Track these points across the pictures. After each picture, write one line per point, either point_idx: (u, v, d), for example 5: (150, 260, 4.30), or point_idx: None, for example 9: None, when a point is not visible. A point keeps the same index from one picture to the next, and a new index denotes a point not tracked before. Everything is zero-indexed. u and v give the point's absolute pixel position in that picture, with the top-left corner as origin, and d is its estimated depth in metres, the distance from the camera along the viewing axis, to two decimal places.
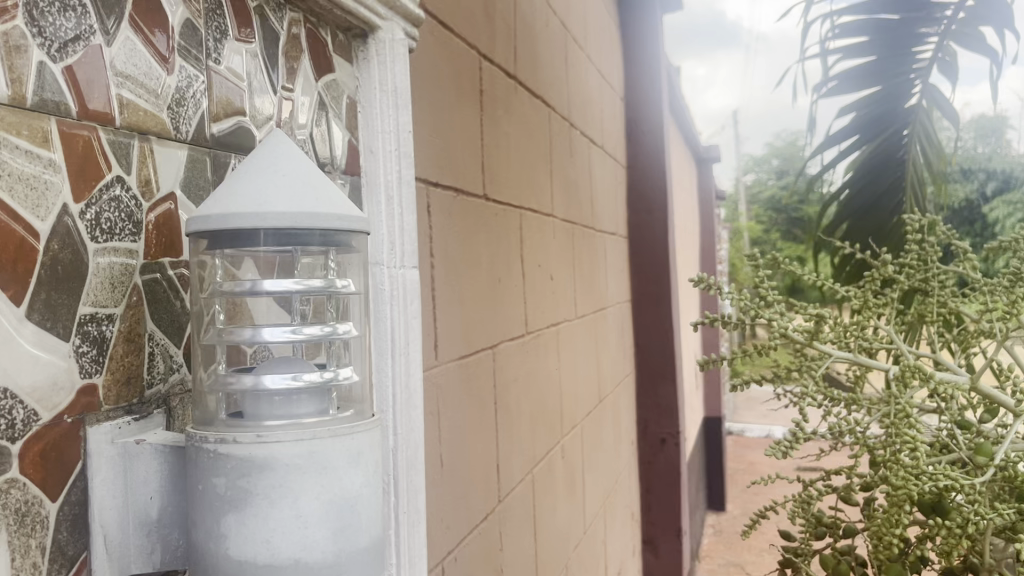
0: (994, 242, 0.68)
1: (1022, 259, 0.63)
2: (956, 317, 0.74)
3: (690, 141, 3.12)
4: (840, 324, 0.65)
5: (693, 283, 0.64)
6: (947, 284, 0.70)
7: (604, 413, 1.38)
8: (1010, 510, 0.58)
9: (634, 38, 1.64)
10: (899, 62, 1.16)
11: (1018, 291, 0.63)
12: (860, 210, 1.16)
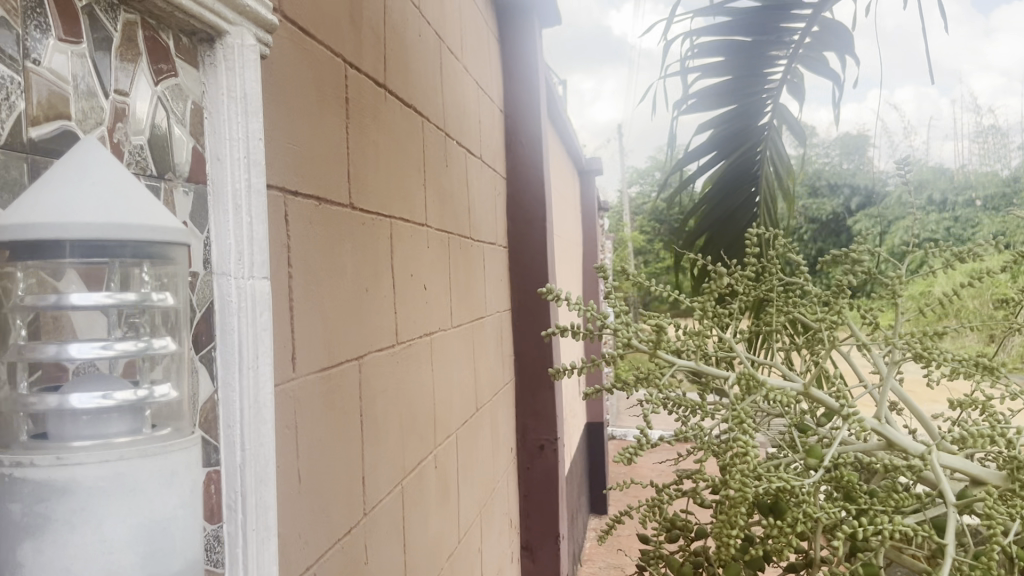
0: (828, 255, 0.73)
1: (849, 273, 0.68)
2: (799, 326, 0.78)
3: (572, 153, 3.21)
4: (684, 335, 0.69)
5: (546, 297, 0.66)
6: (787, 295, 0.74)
7: (481, 422, 1.39)
8: (836, 508, 0.62)
9: (514, 50, 1.66)
10: (752, 83, 1.36)
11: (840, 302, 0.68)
12: (720, 218, 1.35)
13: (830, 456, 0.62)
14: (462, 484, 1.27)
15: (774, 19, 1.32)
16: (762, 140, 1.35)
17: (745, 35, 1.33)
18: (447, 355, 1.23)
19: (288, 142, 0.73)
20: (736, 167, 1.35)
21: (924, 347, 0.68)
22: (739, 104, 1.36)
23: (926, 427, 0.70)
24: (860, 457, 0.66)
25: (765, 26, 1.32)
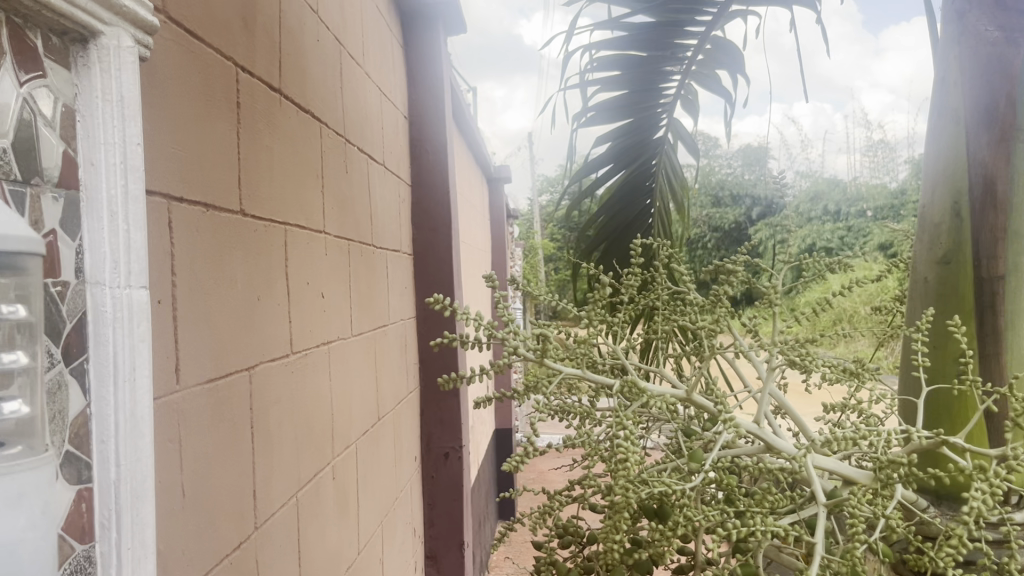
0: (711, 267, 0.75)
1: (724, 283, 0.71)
2: (683, 334, 0.80)
3: (480, 161, 3.22)
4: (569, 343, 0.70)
5: None
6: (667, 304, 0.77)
7: (383, 431, 1.37)
8: (716, 511, 0.64)
9: (417, 58, 1.66)
10: (647, 96, 1.40)
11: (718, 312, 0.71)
12: (618, 227, 1.42)
13: (711, 460, 0.64)
14: (362, 494, 1.25)
15: (670, 35, 1.35)
16: (656, 152, 1.41)
17: (643, 49, 1.36)
18: (346, 364, 1.21)
19: (170, 148, 0.71)
20: (632, 178, 1.42)
21: (800, 354, 0.70)
22: (636, 117, 1.41)
23: (802, 430, 0.72)
24: (740, 460, 0.68)
25: (661, 41, 1.35)
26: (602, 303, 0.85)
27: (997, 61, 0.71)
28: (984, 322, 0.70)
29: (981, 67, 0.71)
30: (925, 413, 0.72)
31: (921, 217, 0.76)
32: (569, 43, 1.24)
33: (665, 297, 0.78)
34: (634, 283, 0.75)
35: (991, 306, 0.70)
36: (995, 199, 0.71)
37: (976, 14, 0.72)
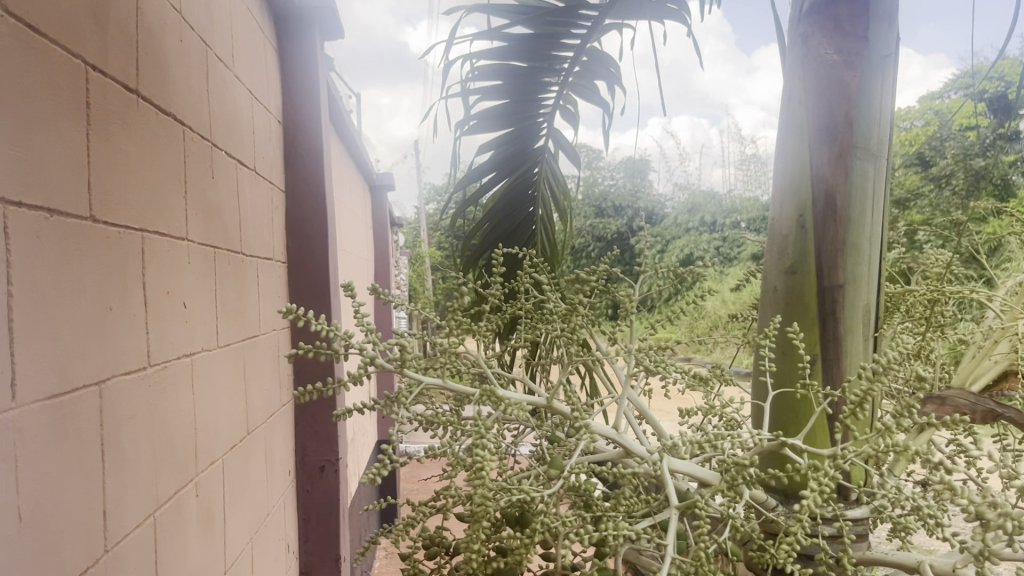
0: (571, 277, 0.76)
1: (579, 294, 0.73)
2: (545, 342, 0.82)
3: (363, 169, 3.19)
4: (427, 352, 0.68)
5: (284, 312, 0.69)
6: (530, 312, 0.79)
7: (253, 445, 1.33)
8: (573, 516, 0.65)
9: (292, 63, 1.63)
10: (527, 106, 1.41)
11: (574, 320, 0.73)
12: (501, 237, 1.43)
13: (570, 466, 0.65)
14: (229, 511, 1.20)
15: (547, 47, 1.35)
16: (538, 161, 1.43)
17: (522, 60, 1.36)
18: (211, 377, 1.16)
19: (9, 147, 0.67)
20: (514, 187, 1.43)
21: (655, 362, 0.73)
22: (517, 127, 1.42)
23: (659, 434, 0.74)
24: (598, 466, 0.69)
25: (539, 53, 1.36)
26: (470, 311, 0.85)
27: (835, 85, 0.74)
28: (827, 329, 0.75)
29: (822, 87, 0.75)
30: (773, 415, 0.76)
31: (772, 229, 0.81)
32: (448, 53, 1.22)
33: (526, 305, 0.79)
34: (496, 292, 0.75)
35: (833, 313, 0.74)
36: (836, 212, 0.75)
37: (817, 36, 0.75)
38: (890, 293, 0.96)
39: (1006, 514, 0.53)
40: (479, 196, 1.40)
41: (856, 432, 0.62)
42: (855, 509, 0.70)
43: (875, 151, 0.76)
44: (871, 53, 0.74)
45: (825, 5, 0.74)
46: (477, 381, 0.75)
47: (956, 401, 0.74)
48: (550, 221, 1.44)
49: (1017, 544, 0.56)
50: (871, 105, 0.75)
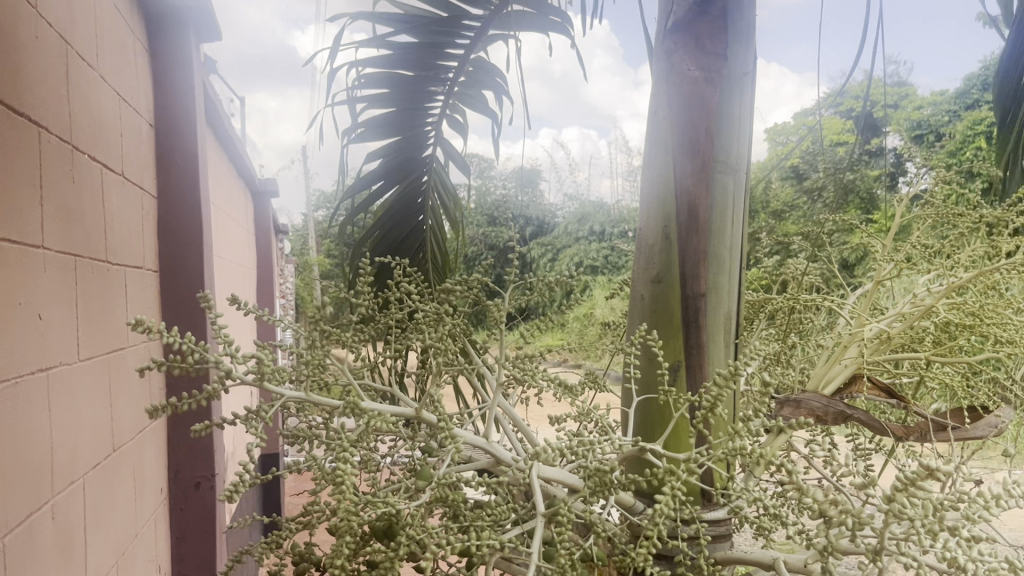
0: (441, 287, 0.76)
1: (447, 306, 0.74)
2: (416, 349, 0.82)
3: (244, 173, 3.10)
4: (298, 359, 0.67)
5: (132, 326, 0.64)
6: (400, 321, 0.79)
7: (119, 462, 1.27)
8: (440, 527, 0.64)
9: (166, 64, 1.57)
10: (415, 115, 1.40)
11: (444, 332, 0.73)
12: (391, 247, 1.40)
13: (437, 476, 0.65)
14: (91, 534, 1.14)
15: (434, 56, 1.35)
16: (427, 170, 1.42)
17: (409, 68, 1.35)
18: (70, 393, 1.10)
19: None
20: (403, 197, 1.41)
21: (525, 370, 0.73)
22: (405, 135, 1.40)
23: (529, 441, 0.75)
24: (467, 474, 0.69)
25: (426, 61, 1.35)
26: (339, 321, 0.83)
27: (696, 101, 0.77)
28: (690, 335, 0.78)
29: (685, 104, 0.78)
30: (639, 420, 0.77)
31: (638, 239, 0.83)
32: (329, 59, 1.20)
33: (397, 313, 0.78)
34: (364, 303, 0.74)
35: (695, 320, 0.78)
36: (698, 224, 0.78)
37: (680, 55, 0.78)
38: (751, 301, 1.01)
39: (847, 511, 0.57)
40: (368, 205, 1.37)
41: (714, 436, 0.64)
42: (716, 509, 0.73)
43: (734, 165, 0.79)
44: (730, 70, 0.77)
45: (687, 24, 0.77)
46: (344, 392, 0.74)
47: (810, 403, 0.78)
48: (440, 231, 1.43)
49: (857, 538, 0.60)
50: (731, 121, 0.78)
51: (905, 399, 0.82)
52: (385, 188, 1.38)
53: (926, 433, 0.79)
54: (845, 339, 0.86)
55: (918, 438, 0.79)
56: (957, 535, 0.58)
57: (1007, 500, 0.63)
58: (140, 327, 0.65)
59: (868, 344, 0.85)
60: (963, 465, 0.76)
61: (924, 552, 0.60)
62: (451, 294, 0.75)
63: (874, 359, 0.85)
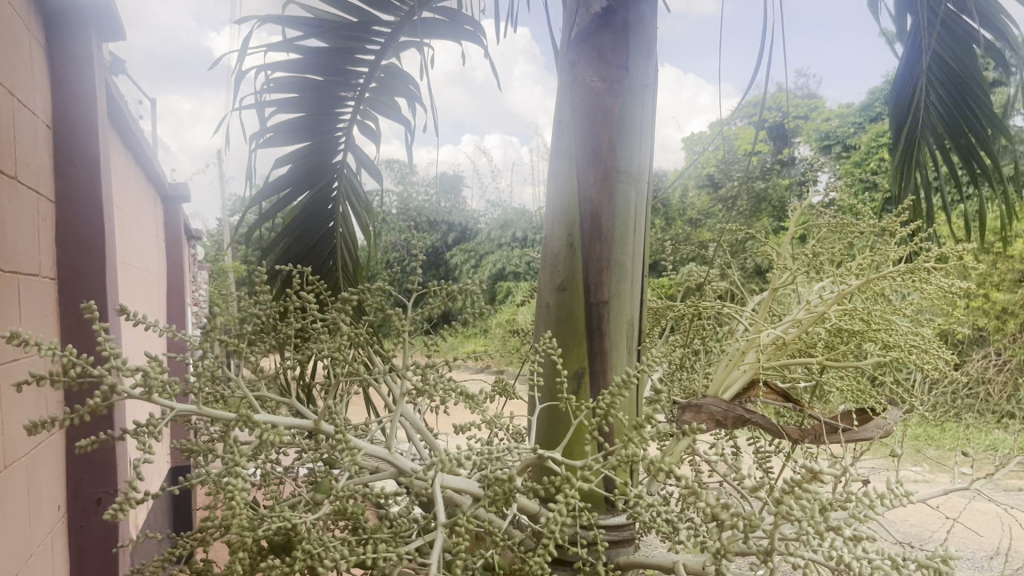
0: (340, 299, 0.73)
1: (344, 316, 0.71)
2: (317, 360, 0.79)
3: (153, 177, 2.99)
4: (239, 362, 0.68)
5: (8, 340, 0.60)
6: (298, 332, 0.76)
7: (10, 479, 1.20)
8: (339, 540, 0.63)
9: (63, 62, 1.50)
10: (324, 120, 1.38)
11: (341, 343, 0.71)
12: (300, 254, 1.38)
13: (336, 489, 0.64)
14: None
15: (344, 61, 1.33)
16: (336, 176, 1.41)
17: (318, 73, 1.33)
18: None
19: None
20: (311, 203, 1.40)
21: (427, 379, 0.72)
22: (314, 141, 1.38)
23: (433, 450, 0.74)
24: (367, 485, 0.68)
25: (335, 66, 1.33)
26: (233, 330, 0.81)
27: (600, 110, 0.79)
28: (594, 342, 0.79)
29: (589, 114, 0.79)
30: (543, 427, 0.78)
31: (543, 246, 0.83)
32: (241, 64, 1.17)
33: (295, 322, 0.77)
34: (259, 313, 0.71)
35: (599, 327, 0.79)
36: (601, 234, 0.79)
37: (583, 64, 0.79)
38: (653, 307, 1.02)
39: (738, 514, 0.58)
40: (277, 212, 1.34)
41: (612, 443, 0.64)
42: (617, 513, 0.74)
43: (635, 174, 0.81)
44: (631, 82, 0.79)
45: (588, 35, 0.78)
46: (239, 404, 0.71)
47: (710, 408, 0.79)
48: (349, 237, 1.43)
49: (750, 540, 0.62)
50: (631, 132, 0.80)
51: (800, 402, 0.85)
52: (295, 194, 1.36)
53: (820, 435, 0.81)
54: (743, 344, 0.88)
55: (813, 440, 0.81)
56: (843, 533, 0.60)
57: (889, 498, 0.66)
58: (17, 340, 0.62)
59: (765, 349, 0.88)
60: (854, 465, 0.78)
61: (812, 551, 0.63)
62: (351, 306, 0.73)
63: (771, 364, 0.87)
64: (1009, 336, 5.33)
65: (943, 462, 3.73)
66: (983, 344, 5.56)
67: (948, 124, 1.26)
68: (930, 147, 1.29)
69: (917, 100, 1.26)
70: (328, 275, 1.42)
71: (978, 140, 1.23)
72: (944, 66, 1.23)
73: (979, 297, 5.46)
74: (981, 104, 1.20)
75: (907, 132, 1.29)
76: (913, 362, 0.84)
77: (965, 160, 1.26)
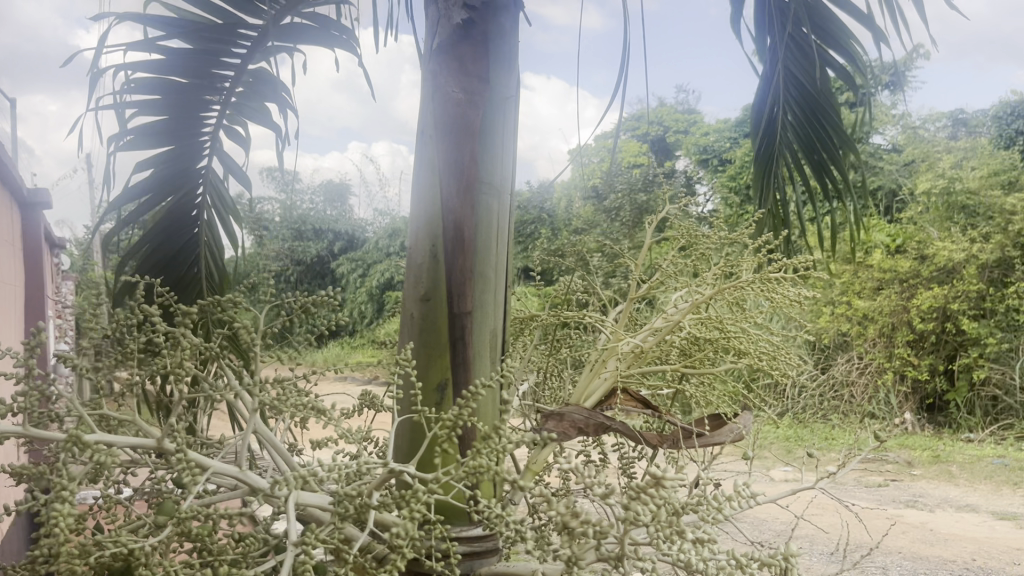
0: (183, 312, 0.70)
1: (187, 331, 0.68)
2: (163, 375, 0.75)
3: (10, 181, 2.82)
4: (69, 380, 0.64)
5: None
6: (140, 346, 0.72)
7: None
8: (181, 565, 0.61)
9: None
10: (189, 125, 1.32)
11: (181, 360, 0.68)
12: (161, 261, 1.30)
13: (179, 510, 0.61)
14: None
15: (209, 64, 1.28)
16: (201, 182, 1.34)
17: (181, 75, 1.28)
18: None
19: None
20: (174, 209, 1.32)
21: (279, 394, 0.70)
22: (177, 145, 1.32)
23: (287, 468, 0.72)
24: (215, 506, 0.66)
25: (200, 69, 1.29)
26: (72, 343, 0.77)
27: (461, 121, 0.79)
28: (457, 352, 0.78)
29: (449, 125, 0.79)
30: (402, 441, 0.77)
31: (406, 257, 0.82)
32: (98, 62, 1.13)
33: (140, 335, 0.73)
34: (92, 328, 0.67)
35: (461, 338, 0.78)
36: (464, 244, 0.79)
37: (445, 74, 0.79)
38: (518, 317, 1.04)
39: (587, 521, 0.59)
40: (135, 217, 1.27)
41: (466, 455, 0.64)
42: (476, 525, 0.74)
43: (498, 185, 0.81)
44: (492, 93, 0.80)
45: (450, 46, 0.78)
46: (74, 424, 0.67)
47: (571, 416, 0.78)
48: (216, 244, 1.34)
49: (601, 546, 0.63)
50: (493, 143, 0.80)
51: (656, 408, 0.87)
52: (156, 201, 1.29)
53: (678, 440, 0.83)
54: (604, 354, 0.91)
55: (671, 446, 0.83)
56: (689, 537, 0.62)
57: (736, 500, 0.68)
58: None
59: (624, 357, 0.91)
60: (708, 468, 0.81)
61: (662, 554, 0.64)
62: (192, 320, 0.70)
63: (630, 372, 0.90)
64: (869, 342, 5.66)
65: (810, 462, 3.92)
66: (846, 350, 5.89)
67: (803, 141, 1.33)
68: (787, 160, 1.37)
69: (778, 117, 1.33)
70: (191, 284, 1.34)
71: (829, 156, 1.30)
72: (800, 85, 1.29)
73: (842, 305, 5.79)
74: (832, 122, 1.27)
75: (767, 146, 1.35)
76: (760, 368, 0.91)
77: (816, 174, 1.34)
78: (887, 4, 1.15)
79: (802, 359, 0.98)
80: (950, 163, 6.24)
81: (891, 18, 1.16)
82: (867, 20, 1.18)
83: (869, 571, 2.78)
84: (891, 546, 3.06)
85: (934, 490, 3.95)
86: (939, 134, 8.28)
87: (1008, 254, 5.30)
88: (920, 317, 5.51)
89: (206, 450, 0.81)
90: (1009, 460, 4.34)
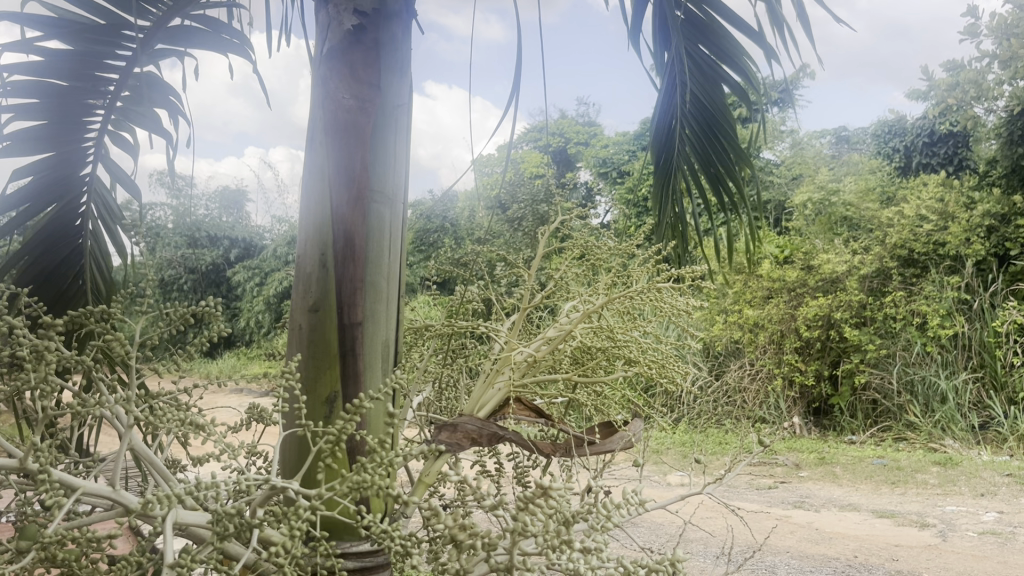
0: (50, 320, 0.66)
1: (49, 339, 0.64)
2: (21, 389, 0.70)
3: None
4: None
5: None
6: (1, 357, 0.67)
7: None
8: None
9: None
10: (69, 131, 1.23)
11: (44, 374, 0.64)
12: (42, 272, 1.21)
13: (44, 534, 0.57)
14: None
15: (90, 66, 1.20)
16: (85, 190, 1.25)
17: (60, 78, 1.19)
18: None
19: None
20: (55, 218, 1.23)
21: (149, 408, 0.67)
22: (57, 152, 1.22)
23: (163, 486, 0.68)
24: (85, 528, 0.62)
25: (82, 71, 1.20)
26: None
27: (351, 127, 0.78)
28: (346, 366, 0.77)
29: (339, 132, 0.78)
30: (291, 456, 0.75)
31: (295, 265, 0.80)
32: None
33: (5, 345, 0.69)
34: None
35: (352, 349, 0.77)
36: (354, 252, 0.78)
37: (336, 81, 0.78)
38: (413, 327, 1.02)
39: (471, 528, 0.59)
40: (12, 227, 1.18)
41: (353, 471, 0.64)
42: (364, 540, 0.74)
43: (389, 194, 0.80)
44: (384, 100, 0.79)
45: (341, 51, 0.78)
46: None
47: (465, 427, 0.76)
48: (101, 254, 1.27)
49: (490, 557, 0.63)
50: (384, 152, 0.79)
51: (550, 418, 0.90)
52: (37, 209, 1.20)
53: (569, 449, 0.83)
54: (496, 365, 0.91)
55: (563, 454, 0.82)
56: (578, 545, 0.62)
57: (625, 507, 0.69)
58: None
59: (518, 367, 0.92)
60: (599, 476, 0.81)
61: (552, 563, 0.64)
62: (56, 326, 0.65)
63: (521, 382, 0.91)
64: (760, 349, 5.90)
65: (703, 466, 4.04)
66: (739, 356, 6.10)
67: (700, 155, 1.36)
68: (684, 173, 1.40)
69: (676, 129, 1.36)
70: (76, 297, 1.25)
71: (725, 169, 1.35)
72: (696, 100, 1.32)
73: (735, 314, 6.00)
74: (727, 136, 1.32)
75: (664, 160, 1.39)
76: (651, 377, 0.92)
77: (712, 186, 1.39)
78: (775, 21, 1.19)
79: (693, 367, 1.00)
80: (833, 179, 6.58)
81: (780, 34, 1.20)
82: (758, 38, 1.21)
83: (755, 567, 2.88)
84: (779, 546, 3.18)
85: (820, 490, 4.12)
86: (823, 151, 8.71)
87: (886, 264, 5.61)
88: (807, 325, 5.76)
89: (77, 469, 0.76)
90: (888, 460, 4.58)
